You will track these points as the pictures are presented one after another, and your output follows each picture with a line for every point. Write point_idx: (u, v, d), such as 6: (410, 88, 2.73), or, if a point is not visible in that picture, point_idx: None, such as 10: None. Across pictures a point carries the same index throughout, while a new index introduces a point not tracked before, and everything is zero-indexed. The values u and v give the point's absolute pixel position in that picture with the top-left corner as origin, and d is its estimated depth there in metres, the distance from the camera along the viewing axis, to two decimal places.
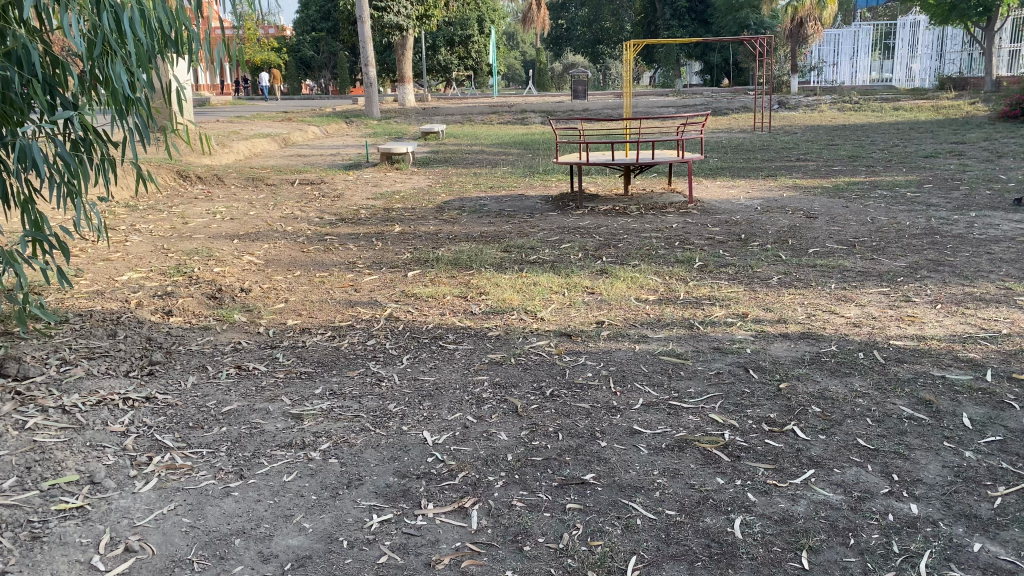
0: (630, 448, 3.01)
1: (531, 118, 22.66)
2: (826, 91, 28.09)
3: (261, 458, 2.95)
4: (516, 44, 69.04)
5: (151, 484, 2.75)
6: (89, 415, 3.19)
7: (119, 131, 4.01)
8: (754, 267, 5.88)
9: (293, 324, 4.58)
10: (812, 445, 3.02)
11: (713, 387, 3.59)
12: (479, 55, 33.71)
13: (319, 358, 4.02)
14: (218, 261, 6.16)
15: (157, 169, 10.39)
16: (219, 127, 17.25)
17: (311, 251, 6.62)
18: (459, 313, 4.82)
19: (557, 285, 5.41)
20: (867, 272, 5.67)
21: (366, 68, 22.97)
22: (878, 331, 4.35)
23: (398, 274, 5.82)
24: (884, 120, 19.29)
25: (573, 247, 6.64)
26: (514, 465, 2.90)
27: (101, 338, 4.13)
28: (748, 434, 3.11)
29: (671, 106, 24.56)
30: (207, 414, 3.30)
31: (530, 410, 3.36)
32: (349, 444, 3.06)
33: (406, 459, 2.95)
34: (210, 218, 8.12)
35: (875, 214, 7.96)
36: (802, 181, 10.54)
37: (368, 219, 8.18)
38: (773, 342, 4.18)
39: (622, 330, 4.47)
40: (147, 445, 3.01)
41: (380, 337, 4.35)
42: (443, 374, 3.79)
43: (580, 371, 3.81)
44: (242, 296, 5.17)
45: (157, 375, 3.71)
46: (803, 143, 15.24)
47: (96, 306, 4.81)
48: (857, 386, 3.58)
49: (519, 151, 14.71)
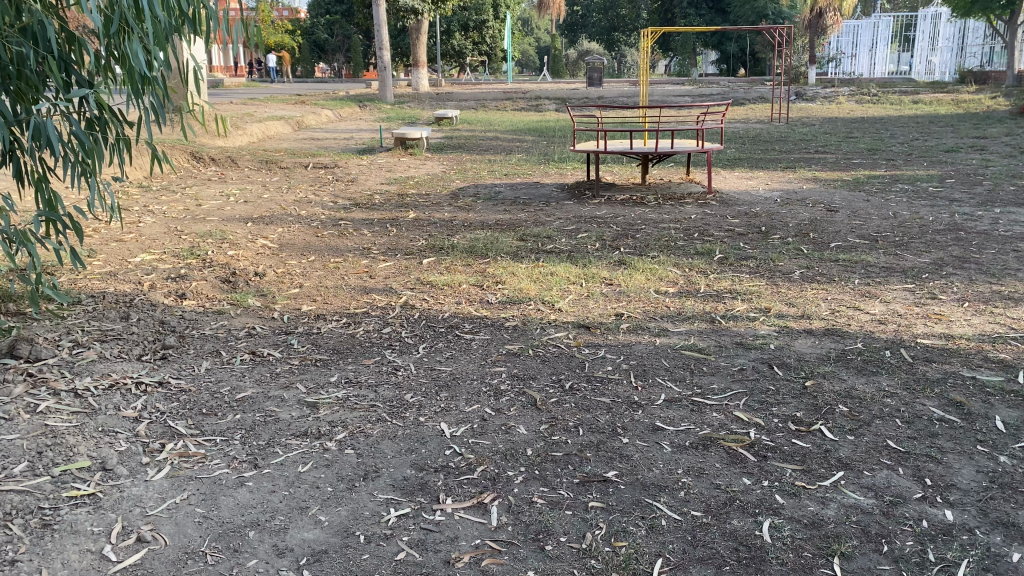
0: (652, 445, 2.94)
1: (546, 105, 22.50)
2: (845, 83, 27.79)
3: (275, 447, 2.89)
4: (530, 30, 68.66)
5: (163, 472, 2.69)
6: (101, 399, 3.14)
7: (135, 110, 3.94)
8: (776, 260, 5.78)
9: (308, 310, 4.51)
10: (840, 447, 2.94)
11: (736, 383, 3.50)
12: (494, 40, 33.51)
13: (334, 345, 3.95)
14: (232, 244, 6.10)
15: (170, 150, 10.33)
16: (233, 109, 17.17)
17: (325, 236, 6.55)
18: (475, 302, 4.74)
19: (574, 276, 5.33)
20: (891, 268, 5.57)
21: (381, 51, 22.82)
22: (904, 329, 4.25)
23: (414, 261, 5.75)
24: (903, 114, 19.04)
25: (590, 237, 6.55)
26: (535, 460, 2.83)
27: (114, 320, 4.07)
28: (774, 434, 3.04)
29: (687, 95, 24.35)
30: (221, 401, 3.24)
31: (550, 403, 3.29)
32: (365, 435, 2.99)
33: (424, 451, 2.89)
34: (224, 201, 8.06)
35: (898, 209, 7.84)
36: (822, 173, 10.39)
37: (383, 204, 8.11)
38: (797, 338, 4.10)
39: (642, 322, 4.38)
40: (160, 432, 2.96)
41: (395, 325, 4.28)
42: (460, 364, 3.72)
43: (600, 365, 3.73)
44: (256, 280, 5.11)
45: (170, 360, 3.66)
46: (821, 135, 15.05)
47: (109, 287, 4.75)
48: (885, 385, 3.49)
49: (533, 138, 14.59)
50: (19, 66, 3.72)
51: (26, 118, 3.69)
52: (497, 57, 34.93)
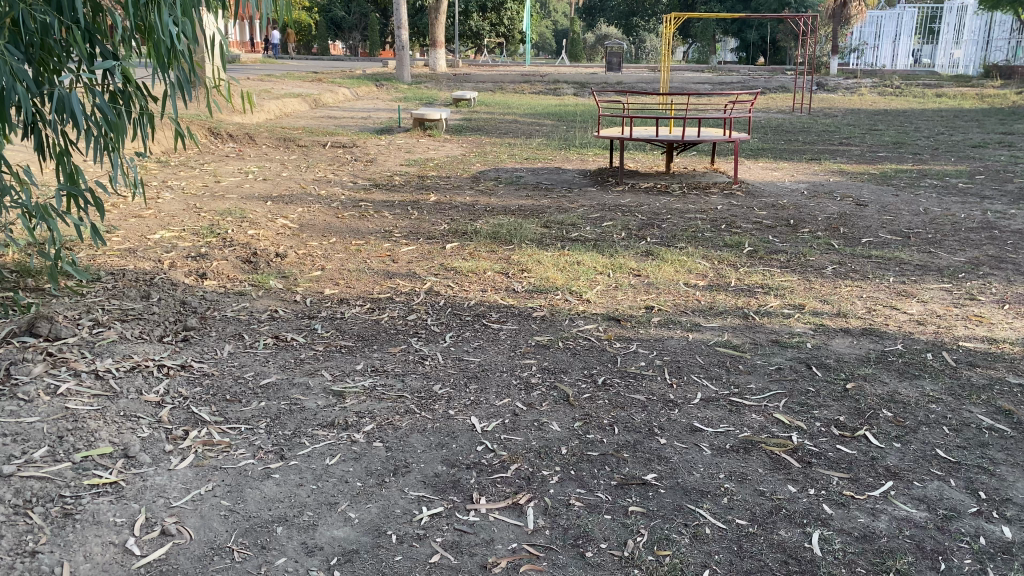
0: (692, 448, 2.83)
1: (565, 89, 22.28)
2: (867, 74, 27.43)
3: (302, 438, 2.79)
4: (547, 13, 68.17)
5: (187, 461, 2.61)
6: (123, 382, 3.05)
7: (160, 84, 3.85)
8: (807, 255, 5.65)
9: (331, 294, 4.41)
10: (887, 454, 2.83)
11: (775, 384, 3.40)
12: (511, 22, 33.24)
13: (358, 331, 3.85)
14: (252, 223, 6.00)
15: (188, 125, 10.23)
16: (250, 85, 17.05)
17: (346, 218, 6.44)
18: (501, 290, 4.63)
19: (601, 266, 5.20)
20: (926, 266, 5.42)
21: (399, 31, 22.61)
22: (945, 331, 4.12)
23: (437, 246, 5.64)
24: (928, 107, 18.73)
25: (615, 226, 6.42)
26: (570, 459, 2.73)
27: (135, 300, 3.99)
28: (817, 439, 2.93)
29: (707, 83, 24.06)
30: (245, 387, 3.14)
31: (583, 399, 3.18)
32: (394, 427, 2.90)
33: (454, 446, 2.79)
34: (242, 178, 7.96)
35: (928, 205, 7.67)
36: (848, 166, 10.21)
37: (403, 186, 8.00)
38: (835, 337, 3.98)
39: (673, 316, 4.27)
40: (183, 419, 2.87)
41: (420, 312, 4.18)
42: (489, 355, 3.62)
43: (633, 360, 3.62)
44: (278, 261, 5.01)
45: (192, 342, 3.57)
46: (845, 127, 14.81)
47: (129, 265, 4.66)
48: (929, 390, 3.37)
49: (553, 122, 14.41)
50: (42, 36, 3.62)
51: (49, 89, 3.59)
52: (515, 38, 34.55)
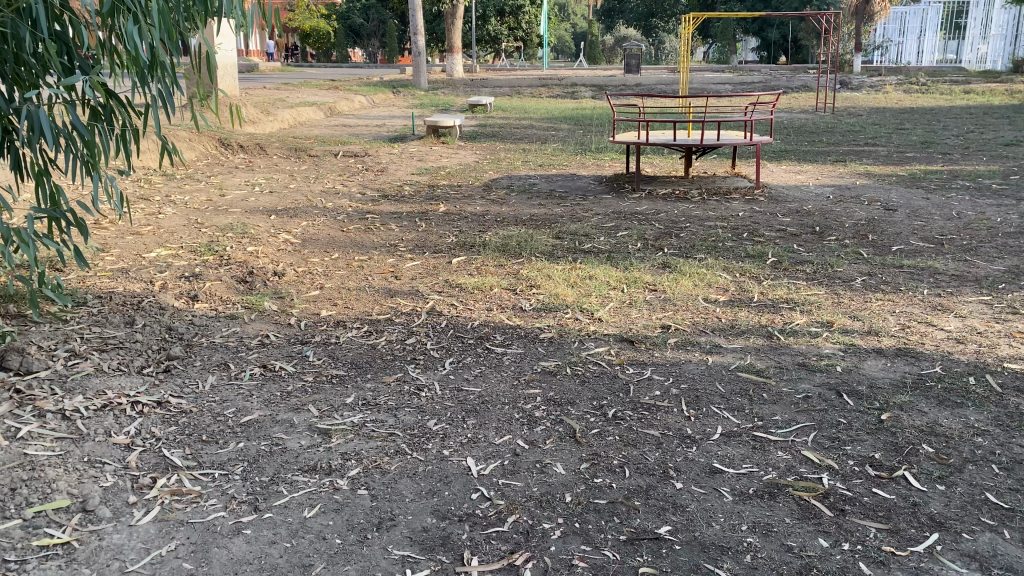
0: (710, 493, 2.55)
1: (583, 92, 22.02)
2: (892, 71, 26.84)
3: (279, 486, 2.55)
4: (565, 15, 68.07)
5: (151, 515, 2.36)
6: (92, 422, 2.82)
7: (141, 97, 3.61)
8: (835, 265, 5.33)
9: (328, 316, 4.17)
10: (931, 499, 2.53)
11: (802, 415, 3.10)
12: (529, 26, 32.96)
13: (353, 358, 3.61)
14: (252, 239, 5.79)
15: (198, 136, 10.09)
16: (266, 94, 16.91)
17: (351, 231, 6.20)
18: (508, 309, 4.36)
19: (615, 280, 4.92)
20: (962, 277, 5.09)
21: (415, 37, 22.40)
22: (986, 350, 3.80)
23: (443, 260, 5.39)
24: (955, 104, 18.24)
25: (631, 235, 6.13)
26: (574, 509, 2.46)
27: (117, 327, 3.76)
28: (851, 480, 2.64)
29: (727, 84, 23.68)
30: (223, 425, 2.91)
31: (590, 436, 2.91)
32: (382, 471, 2.64)
33: (447, 494, 2.53)
34: (248, 191, 7.77)
35: (961, 208, 7.30)
36: (875, 167, 9.84)
37: (412, 196, 7.76)
38: (867, 359, 3.68)
39: (690, 336, 3.98)
40: (153, 464, 2.63)
41: (420, 336, 3.92)
42: (491, 384, 3.35)
43: (647, 388, 3.33)
44: (275, 280, 4.78)
45: (174, 374, 3.34)
46: (871, 127, 14.39)
47: (118, 287, 4.45)
48: (973, 420, 3.06)
49: (569, 126, 14.15)
50: (14, 49, 3.39)
51: (19, 105, 3.35)
52: (533, 43, 34.27)
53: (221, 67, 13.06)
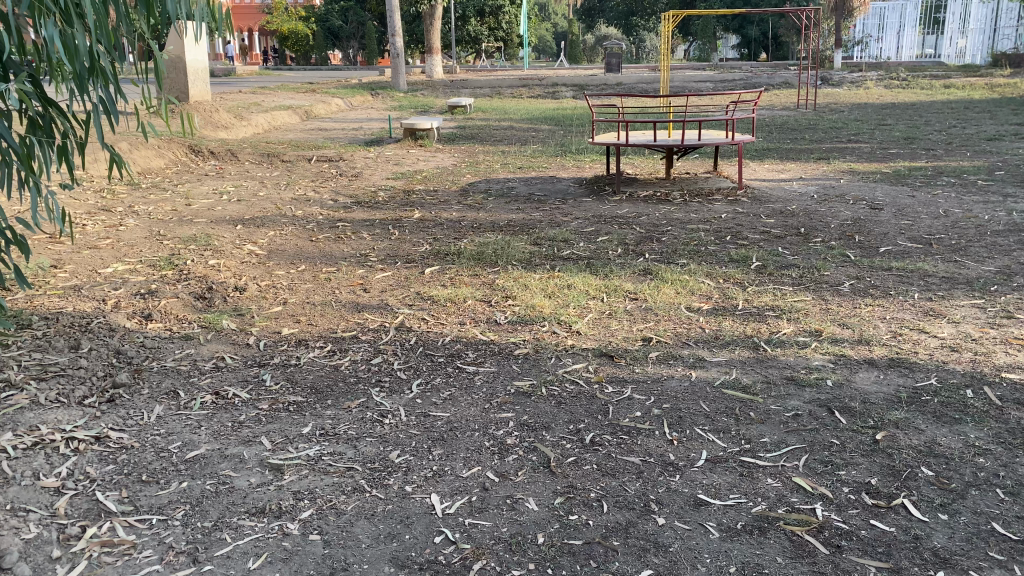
0: (695, 529, 2.35)
1: (563, 92, 21.81)
2: (872, 67, 26.81)
3: (223, 532, 2.32)
4: (546, 14, 68.07)
5: (75, 572, 2.13)
6: (18, 463, 2.58)
7: (80, 105, 3.36)
8: (821, 269, 5.15)
9: (289, 335, 3.93)
10: (934, 532, 2.33)
11: (792, 437, 2.90)
12: (509, 26, 32.71)
13: (313, 382, 3.37)
14: (215, 251, 5.54)
15: (167, 143, 9.81)
16: (241, 99, 16.61)
17: (321, 241, 5.97)
18: (481, 323, 4.14)
19: (594, 288, 4.71)
20: (953, 279, 4.91)
21: (393, 39, 22.07)
22: (983, 359, 3.61)
23: (415, 270, 5.16)
24: (936, 99, 18.18)
25: (611, 240, 5.93)
26: (547, 553, 2.24)
27: (61, 352, 3.51)
28: (846, 511, 2.44)
29: (709, 82, 23.56)
30: (166, 463, 2.67)
31: (566, 466, 2.69)
32: (337, 512, 2.42)
33: (407, 538, 2.31)
34: (216, 200, 7.51)
35: (948, 206, 7.14)
36: (859, 165, 9.69)
37: (386, 202, 7.53)
38: (858, 371, 3.49)
39: (673, 349, 3.77)
40: (83, 510, 2.39)
41: (387, 355, 3.69)
42: (459, 408, 3.13)
43: (627, 410, 3.12)
44: (236, 296, 4.54)
45: (118, 405, 3.09)
46: (853, 123, 14.27)
47: (68, 307, 4.20)
48: (973, 438, 2.87)
49: (549, 127, 13.94)
50: None
51: None
52: (513, 43, 34.02)
53: (192, 71, 12.71)
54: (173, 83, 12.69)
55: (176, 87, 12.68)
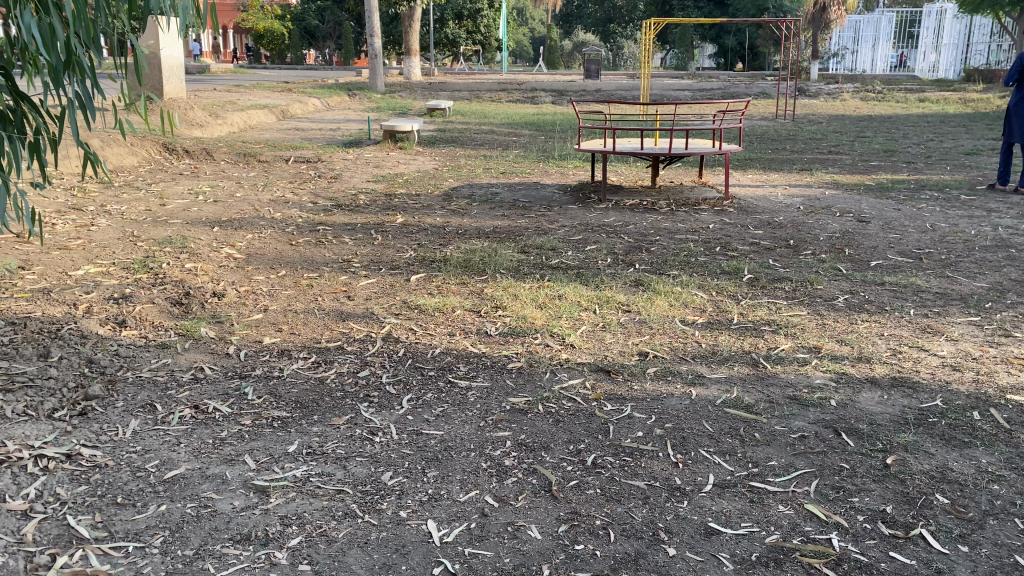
0: (708, 561, 2.23)
1: (542, 98, 21.72)
2: (848, 79, 27.07)
3: (206, 561, 2.16)
4: (524, 19, 68.08)
5: None
6: None
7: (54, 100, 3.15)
8: (814, 282, 5.08)
9: (271, 345, 3.76)
10: (956, 565, 2.23)
11: (800, 460, 2.79)
12: (487, 29, 32.57)
13: (298, 396, 3.21)
14: (191, 254, 5.34)
15: (140, 141, 9.55)
16: (217, 96, 16.34)
17: (300, 245, 5.79)
18: (471, 334, 4.00)
19: (586, 300, 4.59)
20: (946, 294, 4.87)
21: (371, 39, 21.83)
22: (985, 379, 3.54)
23: (400, 277, 5.01)
24: (912, 112, 18.36)
25: (599, 249, 5.82)
26: None
27: (29, 360, 3.31)
28: (863, 541, 2.34)
29: (687, 91, 23.64)
30: (143, 484, 2.50)
31: (568, 490, 2.56)
32: (328, 540, 2.27)
33: (404, 569, 2.16)
34: (191, 200, 7.28)
35: (934, 220, 7.12)
36: (842, 176, 9.69)
37: (368, 206, 7.36)
38: (862, 391, 3.39)
39: (670, 365, 3.66)
40: (53, 537, 2.22)
41: (374, 367, 3.53)
42: (454, 426, 2.98)
43: (628, 429, 2.99)
44: (215, 302, 4.36)
45: (91, 419, 2.91)
46: (832, 134, 14.32)
47: (36, 312, 3.99)
48: (985, 464, 2.78)
49: (531, 132, 13.82)
50: None
51: None
52: (491, 48, 33.87)
53: (167, 67, 12.42)
54: (148, 78, 12.39)
55: (150, 84, 12.39)
